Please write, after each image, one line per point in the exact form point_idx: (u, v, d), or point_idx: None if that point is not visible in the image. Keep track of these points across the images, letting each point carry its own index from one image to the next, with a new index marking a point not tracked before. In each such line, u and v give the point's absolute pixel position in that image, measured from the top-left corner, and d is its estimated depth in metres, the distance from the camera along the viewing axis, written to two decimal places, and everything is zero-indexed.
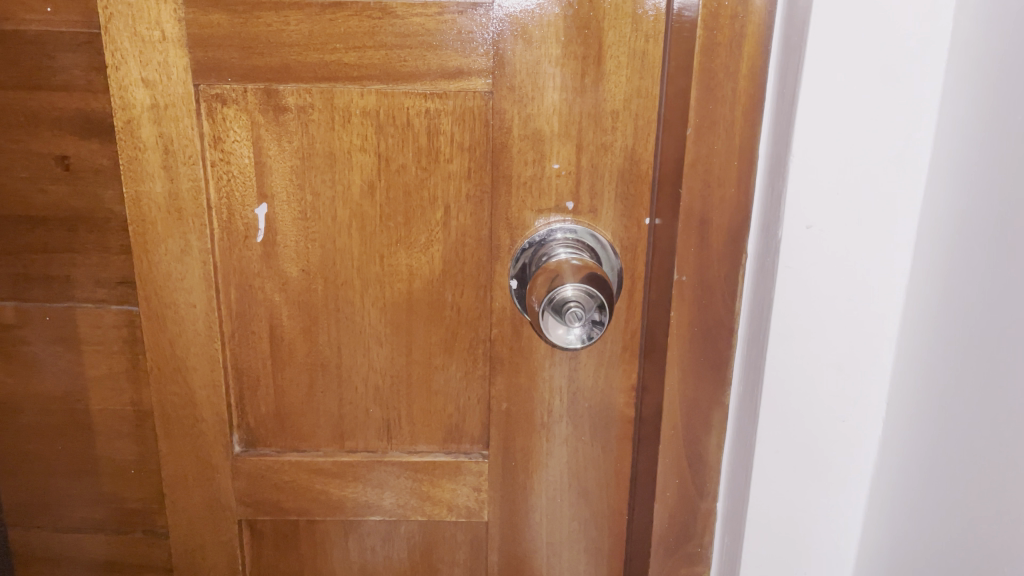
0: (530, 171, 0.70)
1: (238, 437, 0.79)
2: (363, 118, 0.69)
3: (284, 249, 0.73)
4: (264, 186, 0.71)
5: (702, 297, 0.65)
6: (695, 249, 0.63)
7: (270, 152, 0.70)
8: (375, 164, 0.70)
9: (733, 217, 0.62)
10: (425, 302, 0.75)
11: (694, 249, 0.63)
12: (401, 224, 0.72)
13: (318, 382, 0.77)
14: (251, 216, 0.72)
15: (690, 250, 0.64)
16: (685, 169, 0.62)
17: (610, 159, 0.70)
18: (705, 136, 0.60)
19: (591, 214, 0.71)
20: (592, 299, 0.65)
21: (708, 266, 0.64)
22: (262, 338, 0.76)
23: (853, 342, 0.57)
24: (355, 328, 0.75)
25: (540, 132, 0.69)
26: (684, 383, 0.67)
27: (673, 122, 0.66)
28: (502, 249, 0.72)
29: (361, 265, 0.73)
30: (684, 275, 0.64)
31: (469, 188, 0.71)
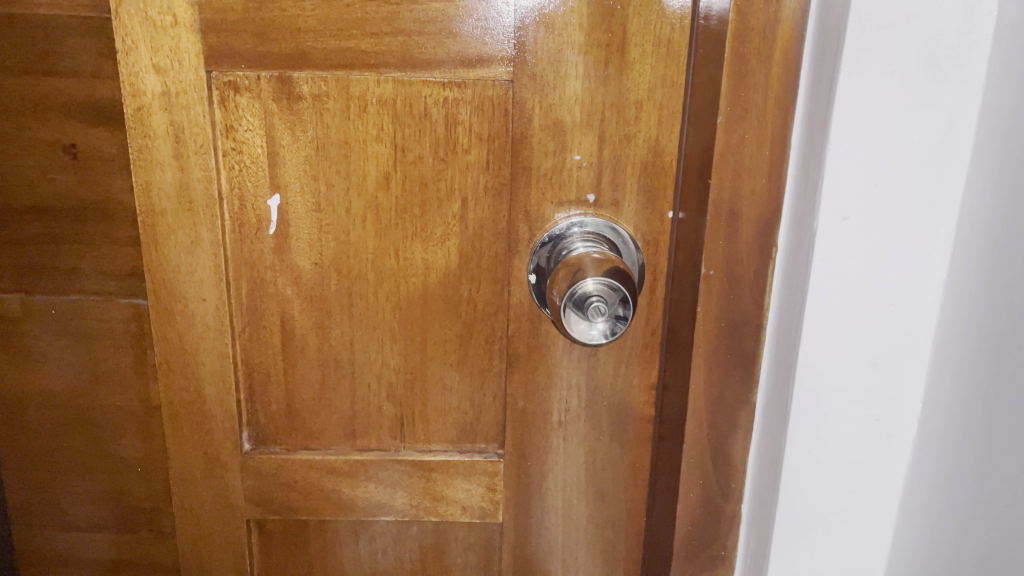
0: (550, 163, 0.68)
1: (247, 435, 0.77)
2: (379, 107, 0.67)
3: (297, 242, 0.71)
4: (277, 177, 0.69)
5: (729, 292, 0.63)
6: (723, 243, 0.61)
7: (283, 141, 0.68)
8: (391, 154, 0.69)
9: (763, 209, 0.60)
10: (441, 297, 0.73)
11: (721, 242, 0.62)
12: (418, 216, 0.70)
13: (330, 378, 0.75)
14: (263, 207, 0.70)
15: (717, 244, 0.62)
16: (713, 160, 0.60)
17: (632, 150, 0.68)
18: (735, 125, 0.59)
19: (613, 207, 0.69)
20: (614, 292, 0.63)
21: (737, 260, 0.62)
22: (273, 333, 0.74)
23: (888, 339, 0.55)
24: (369, 323, 0.73)
25: (562, 122, 0.67)
26: (710, 380, 0.65)
27: (698, 112, 0.64)
28: (520, 242, 0.71)
29: (376, 258, 0.71)
30: (710, 267, 0.62)
31: (488, 180, 0.69)
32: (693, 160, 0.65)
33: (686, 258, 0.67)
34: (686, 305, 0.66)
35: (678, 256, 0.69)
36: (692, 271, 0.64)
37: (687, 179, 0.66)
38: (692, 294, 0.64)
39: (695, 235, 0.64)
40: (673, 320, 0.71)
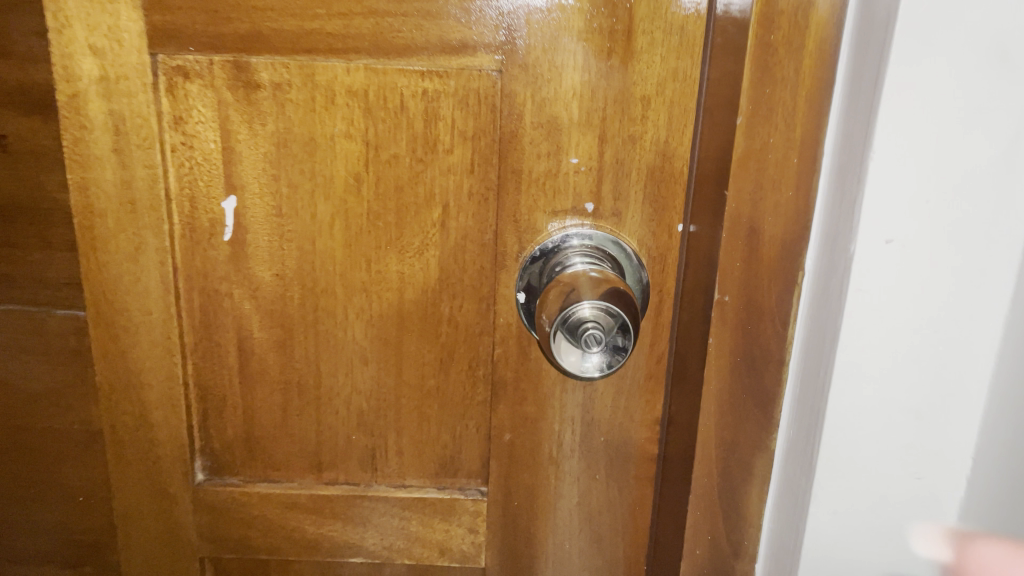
0: (544, 166, 0.60)
1: (200, 464, 0.69)
2: (349, 98, 0.59)
3: (256, 250, 0.63)
4: (232, 176, 0.61)
5: (745, 320, 0.54)
6: (741, 264, 0.53)
7: (240, 136, 0.60)
8: (362, 153, 0.60)
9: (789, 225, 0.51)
10: (418, 315, 0.64)
11: (739, 262, 0.53)
12: (392, 224, 0.62)
13: (293, 404, 0.67)
14: (217, 210, 0.62)
15: (735, 264, 0.53)
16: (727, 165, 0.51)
17: (638, 154, 0.59)
18: (756, 126, 0.50)
19: (615, 218, 0.61)
20: (603, 319, 0.54)
21: (756, 284, 0.53)
22: (229, 352, 0.65)
23: (935, 385, 0.46)
24: (337, 344, 0.65)
25: (557, 120, 0.58)
26: (722, 425, 0.57)
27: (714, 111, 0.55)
28: (508, 255, 0.62)
29: (345, 270, 0.63)
30: (731, 298, 0.54)
31: (472, 184, 0.61)
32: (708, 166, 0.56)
33: (697, 279, 0.58)
34: (696, 333, 0.58)
35: (689, 274, 0.60)
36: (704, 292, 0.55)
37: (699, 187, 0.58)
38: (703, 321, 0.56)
39: (708, 252, 0.55)
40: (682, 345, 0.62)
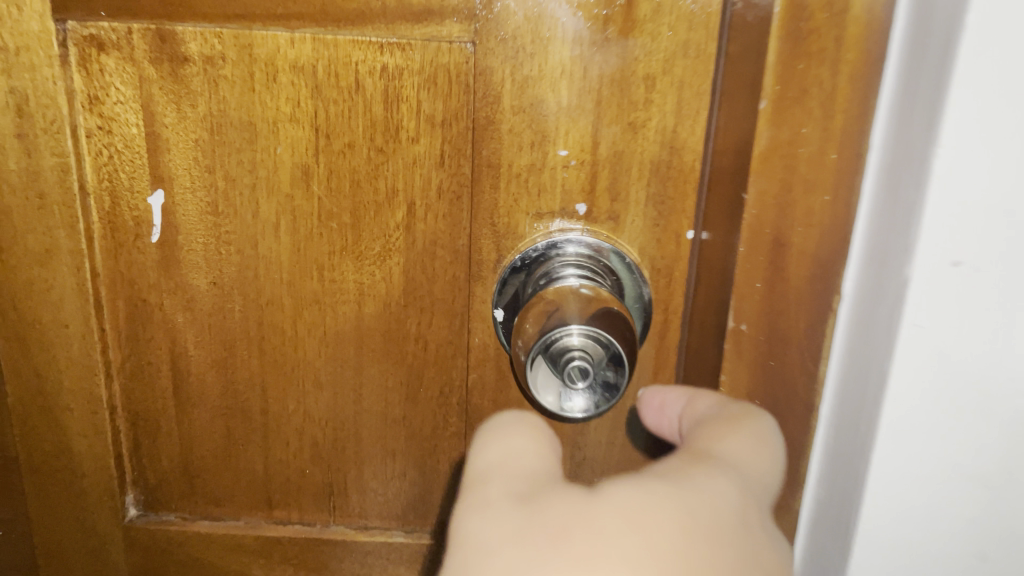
0: (526, 160, 0.50)
1: (133, 498, 0.60)
2: (294, 75, 0.49)
3: (189, 255, 0.53)
4: (159, 167, 0.51)
5: (767, 355, 0.43)
6: (763, 285, 0.42)
7: (166, 119, 0.51)
8: (311, 140, 0.51)
9: (826, 237, 0.40)
10: (381, 333, 0.55)
11: (761, 283, 0.42)
12: (348, 225, 0.52)
13: (237, 432, 0.57)
14: (143, 206, 0.52)
15: (755, 284, 0.42)
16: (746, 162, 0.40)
17: (641, 145, 0.48)
18: (784, 111, 0.39)
19: (612, 221, 0.50)
20: (590, 355, 0.44)
21: (783, 310, 0.42)
22: (161, 371, 0.56)
23: (1009, 446, 0.36)
24: (286, 364, 0.56)
25: (542, 103, 0.48)
26: None
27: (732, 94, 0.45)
28: (485, 263, 0.52)
29: (293, 279, 0.53)
30: (753, 327, 0.43)
31: (442, 179, 0.51)
32: (723, 161, 0.46)
33: (708, 297, 0.48)
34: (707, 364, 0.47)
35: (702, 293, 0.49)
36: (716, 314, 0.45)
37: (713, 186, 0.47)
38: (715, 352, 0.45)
39: (722, 266, 0.45)
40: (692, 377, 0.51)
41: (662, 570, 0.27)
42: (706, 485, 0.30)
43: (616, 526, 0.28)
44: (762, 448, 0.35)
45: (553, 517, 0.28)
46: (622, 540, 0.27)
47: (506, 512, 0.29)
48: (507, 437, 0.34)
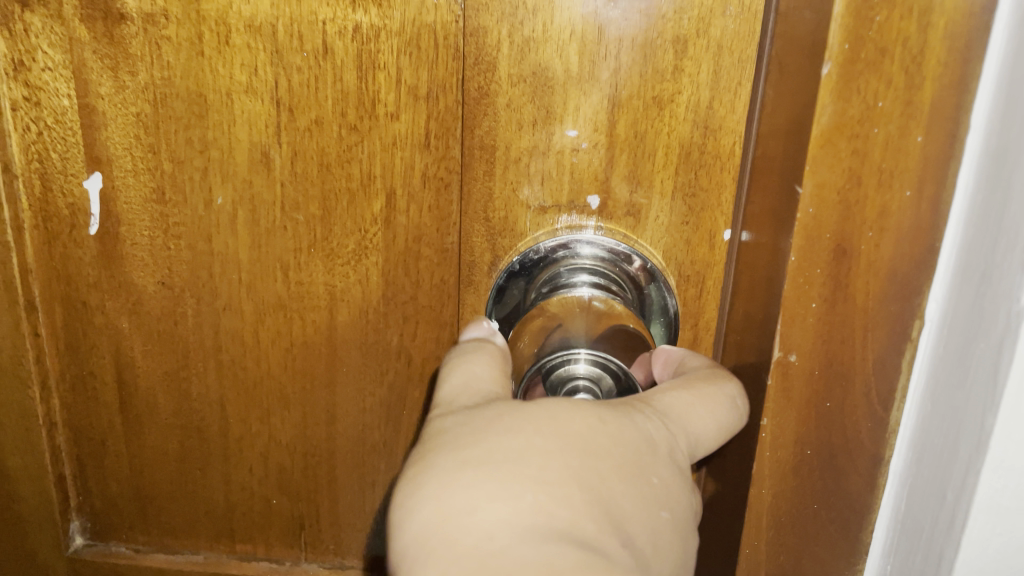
0: (528, 141, 0.41)
1: (78, 526, 0.52)
2: (249, 37, 0.41)
3: (133, 250, 0.45)
4: (95, 147, 0.44)
5: (824, 396, 0.32)
6: (822, 306, 0.31)
7: (102, 89, 0.43)
8: (272, 115, 0.42)
9: (908, 245, 0.30)
10: (357, 345, 0.46)
11: (818, 303, 0.31)
12: (316, 218, 0.44)
13: (194, 455, 0.50)
14: (79, 192, 0.45)
15: (811, 305, 0.31)
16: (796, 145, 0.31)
17: (669, 124, 0.39)
18: (855, 77, 0.28)
19: (631, 218, 0.41)
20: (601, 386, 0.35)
21: (851, 338, 0.31)
22: (106, 384, 0.48)
23: None
24: (247, 380, 0.48)
25: (546, 72, 0.39)
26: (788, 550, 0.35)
27: (780, 59, 0.35)
28: (478, 266, 0.44)
29: (253, 281, 0.45)
30: (811, 363, 0.32)
31: (427, 164, 0.42)
32: (767, 145, 0.36)
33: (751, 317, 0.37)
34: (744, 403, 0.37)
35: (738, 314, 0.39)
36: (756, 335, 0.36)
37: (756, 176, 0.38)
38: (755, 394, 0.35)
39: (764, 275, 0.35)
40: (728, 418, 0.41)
41: (559, 451, 0.29)
42: (626, 412, 0.31)
43: (538, 415, 0.30)
44: (708, 393, 0.34)
45: (493, 405, 0.31)
46: (549, 412, 0.30)
47: (455, 412, 0.31)
48: (471, 360, 0.34)
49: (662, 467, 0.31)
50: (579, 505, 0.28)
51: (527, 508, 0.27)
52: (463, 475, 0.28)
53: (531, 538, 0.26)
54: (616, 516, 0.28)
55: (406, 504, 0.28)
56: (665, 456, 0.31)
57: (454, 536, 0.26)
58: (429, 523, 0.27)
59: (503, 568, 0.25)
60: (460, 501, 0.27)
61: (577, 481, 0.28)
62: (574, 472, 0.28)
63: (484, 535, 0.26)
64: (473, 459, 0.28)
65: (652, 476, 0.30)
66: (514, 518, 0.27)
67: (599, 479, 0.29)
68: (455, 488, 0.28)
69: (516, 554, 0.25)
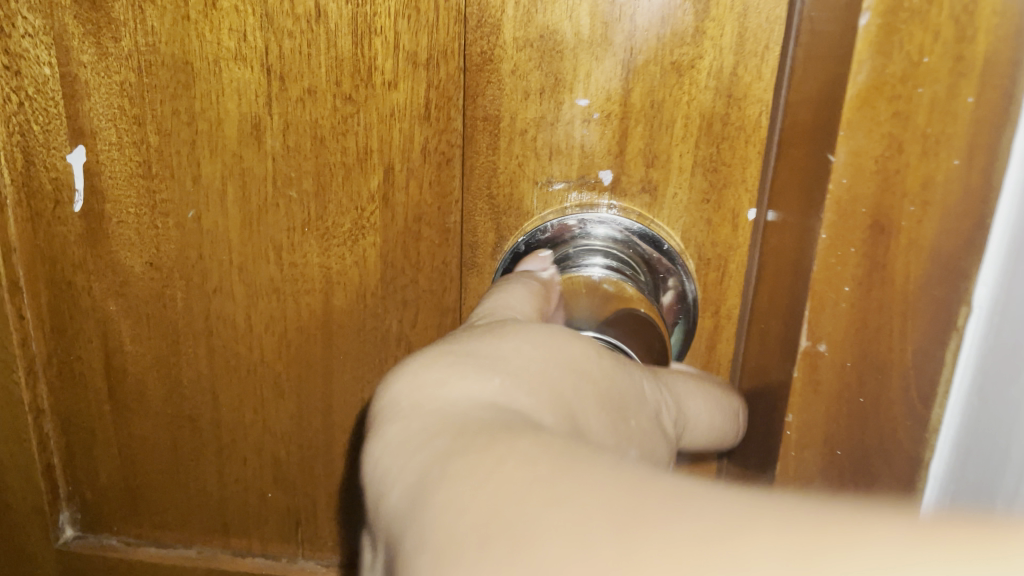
0: (535, 112, 0.37)
1: (69, 516, 0.50)
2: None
3: (119, 228, 0.43)
4: (78, 119, 0.41)
5: (857, 390, 0.29)
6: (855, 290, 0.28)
7: (84, 57, 0.40)
8: (262, 84, 0.39)
9: (959, 224, 0.26)
10: (354, 331, 0.44)
11: (852, 287, 0.28)
12: (310, 194, 0.41)
13: (185, 445, 0.47)
14: (62, 167, 0.42)
15: (841, 289, 0.28)
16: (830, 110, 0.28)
17: (689, 92, 0.36)
18: (897, 31, 0.25)
19: (647, 195, 0.38)
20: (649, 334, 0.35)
21: (888, 326, 0.28)
22: (94, 369, 0.46)
23: None
24: (240, 367, 0.45)
25: (555, 36, 0.36)
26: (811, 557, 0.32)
27: (813, 18, 0.32)
28: (481, 247, 0.41)
29: (245, 262, 0.43)
30: (842, 354, 0.29)
31: (428, 137, 0.39)
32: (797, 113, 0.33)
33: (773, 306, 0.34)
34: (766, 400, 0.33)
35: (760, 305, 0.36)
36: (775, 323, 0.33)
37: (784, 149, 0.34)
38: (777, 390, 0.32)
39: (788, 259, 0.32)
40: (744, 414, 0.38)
41: (546, 360, 0.24)
42: (628, 367, 0.28)
43: (534, 334, 0.26)
44: (719, 397, 0.33)
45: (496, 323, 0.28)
46: (537, 329, 0.26)
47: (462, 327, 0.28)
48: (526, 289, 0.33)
49: (643, 418, 0.26)
50: (550, 397, 0.23)
51: (489, 385, 0.22)
52: (439, 359, 0.24)
53: (484, 407, 0.21)
54: (591, 426, 0.23)
55: (369, 401, 0.24)
56: (650, 413, 0.27)
57: (404, 412, 0.22)
58: (394, 395, 0.23)
59: (444, 430, 0.20)
60: (418, 378, 0.23)
61: (554, 391, 0.23)
62: (553, 372, 0.24)
63: (439, 404, 0.22)
64: (445, 349, 0.24)
65: (630, 418, 0.26)
66: (473, 391, 0.22)
67: (579, 399, 0.24)
68: (415, 370, 0.23)
69: (463, 419, 0.21)
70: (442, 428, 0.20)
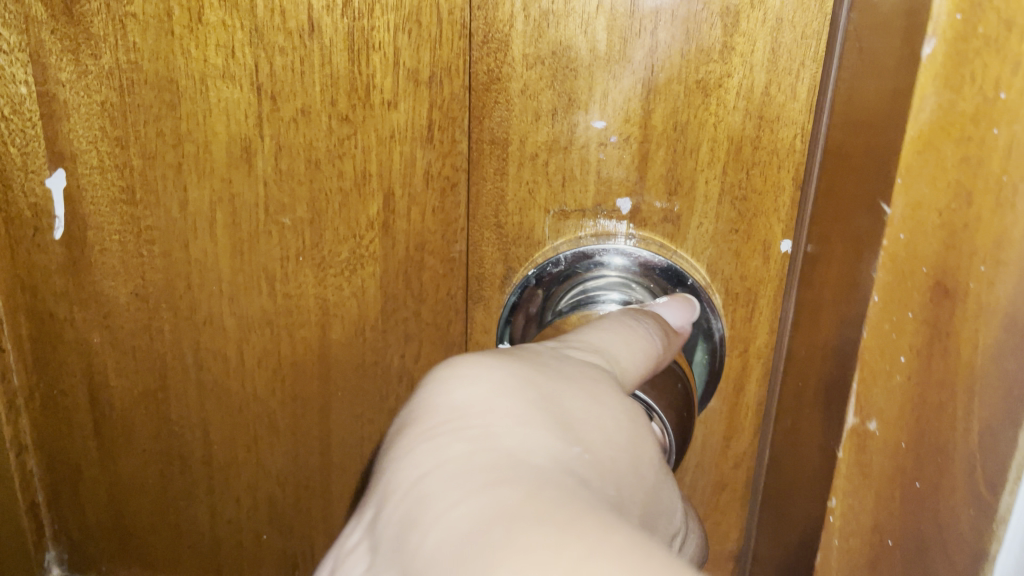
0: (546, 135, 0.34)
1: (55, 556, 0.47)
2: (225, 13, 0.35)
3: (103, 256, 0.40)
4: (57, 141, 0.38)
5: (912, 473, 0.22)
6: (912, 361, 0.22)
7: (62, 75, 0.37)
8: (253, 104, 0.37)
9: None
10: (353, 366, 0.41)
11: (907, 357, 0.22)
12: (304, 222, 0.38)
13: (176, 484, 0.45)
14: (42, 192, 0.39)
15: (897, 360, 0.22)
16: (880, 142, 0.24)
17: (716, 112, 0.33)
18: (969, 61, 0.19)
19: (669, 224, 0.35)
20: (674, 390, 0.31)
21: (949, 404, 0.21)
22: (78, 404, 0.43)
23: None
24: (232, 402, 0.42)
25: (568, 52, 0.33)
26: None
27: (859, 37, 0.28)
28: (488, 279, 0.38)
29: (235, 293, 0.40)
30: (894, 434, 0.23)
31: (430, 161, 0.36)
32: (839, 141, 0.29)
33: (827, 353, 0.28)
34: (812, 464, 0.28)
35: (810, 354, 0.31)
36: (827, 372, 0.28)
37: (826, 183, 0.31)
38: (821, 458, 0.27)
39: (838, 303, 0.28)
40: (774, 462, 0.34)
41: (615, 434, 0.22)
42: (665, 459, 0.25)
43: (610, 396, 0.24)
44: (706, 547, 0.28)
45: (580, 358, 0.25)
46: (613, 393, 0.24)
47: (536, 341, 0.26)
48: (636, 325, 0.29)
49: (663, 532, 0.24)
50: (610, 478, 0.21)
51: (554, 442, 0.20)
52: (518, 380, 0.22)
53: (551, 460, 0.19)
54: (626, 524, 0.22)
55: (423, 380, 0.22)
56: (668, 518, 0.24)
57: (465, 414, 0.20)
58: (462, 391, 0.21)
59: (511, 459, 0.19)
60: (487, 393, 0.21)
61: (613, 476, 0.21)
62: (621, 457, 0.22)
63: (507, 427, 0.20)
64: (523, 374, 0.22)
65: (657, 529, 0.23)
66: (534, 442, 0.20)
67: (628, 492, 0.22)
68: (486, 379, 0.21)
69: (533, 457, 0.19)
70: (505, 458, 0.19)
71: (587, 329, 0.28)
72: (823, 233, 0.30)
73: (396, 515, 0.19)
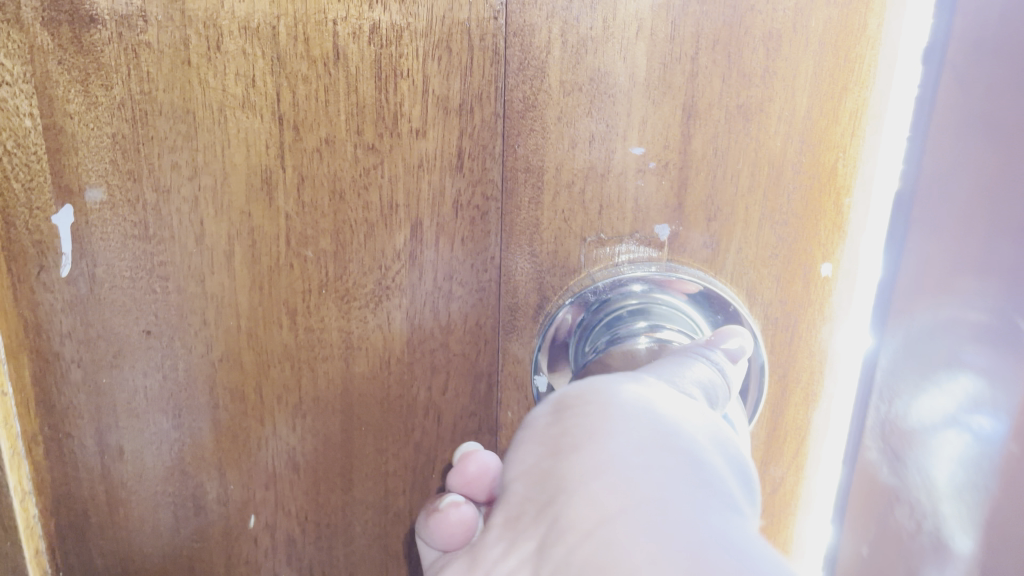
0: (582, 162, 0.33)
1: None
2: (245, 41, 0.34)
3: (113, 294, 0.38)
4: (64, 175, 0.36)
5: None
6: None
7: (70, 107, 0.35)
8: (275, 134, 0.35)
9: None
10: (377, 401, 0.39)
11: None
12: (328, 254, 0.37)
13: (189, 527, 0.43)
14: (47, 229, 0.37)
15: None
16: None
17: (755, 137, 0.32)
18: None
19: (708, 250, 0.34)
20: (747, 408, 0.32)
21: None
22: (83, 451, 0.41)
23: None
24: (249, 441, 0.41)
25: (608, 78, 0.32)
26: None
27: (989, 73, 0.29)
28: (521, 308, 0.36)
29: (255, 329, 0.39)
30: None
31: (460, 189, 0.35)
32: (951, 173, 0.31)
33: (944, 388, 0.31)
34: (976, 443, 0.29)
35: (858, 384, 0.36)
36: (953, 405, 0.31)
37: (926, 214, 0.32)
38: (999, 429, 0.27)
39: (966, 312, 0.30)
40: (869, 483, 0.36)
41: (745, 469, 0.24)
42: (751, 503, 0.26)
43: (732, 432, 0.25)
44: None
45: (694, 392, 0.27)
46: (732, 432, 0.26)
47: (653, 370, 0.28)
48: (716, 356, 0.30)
49: None
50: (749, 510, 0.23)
51: (706, 476, 0.22)
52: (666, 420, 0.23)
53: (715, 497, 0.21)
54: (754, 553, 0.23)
55: (579, 414, 0.24)
56: None
57: (629, 451, 0.22)
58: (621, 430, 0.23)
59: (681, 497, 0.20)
60: (642, 430, 0.23)
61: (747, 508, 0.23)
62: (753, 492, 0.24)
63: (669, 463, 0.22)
64: (666, 413, 0.24)
65: None
66: (694, 492, 0.21)
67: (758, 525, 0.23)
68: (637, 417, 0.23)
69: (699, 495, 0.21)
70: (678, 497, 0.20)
71: (670, 359, 0.29)
72: (919, 275, 0.32)
73: (572, 550, 0.20)
